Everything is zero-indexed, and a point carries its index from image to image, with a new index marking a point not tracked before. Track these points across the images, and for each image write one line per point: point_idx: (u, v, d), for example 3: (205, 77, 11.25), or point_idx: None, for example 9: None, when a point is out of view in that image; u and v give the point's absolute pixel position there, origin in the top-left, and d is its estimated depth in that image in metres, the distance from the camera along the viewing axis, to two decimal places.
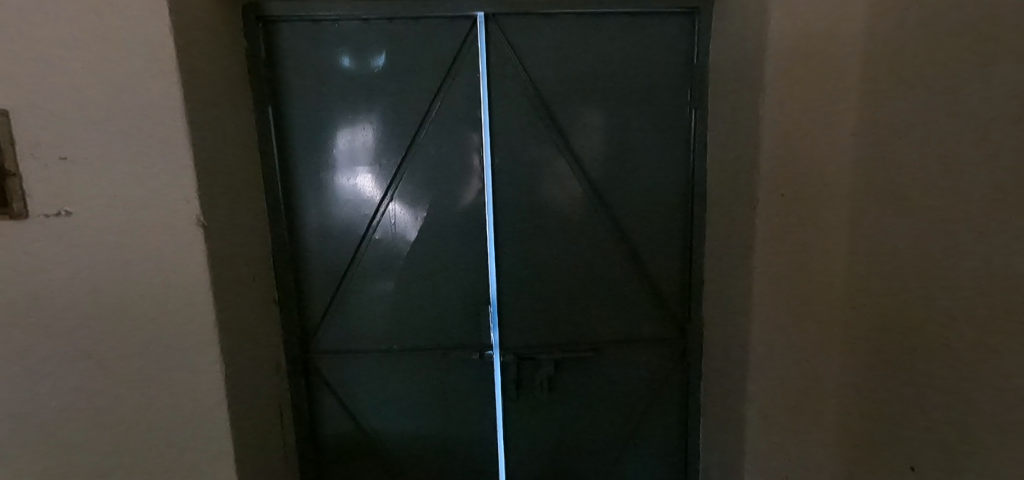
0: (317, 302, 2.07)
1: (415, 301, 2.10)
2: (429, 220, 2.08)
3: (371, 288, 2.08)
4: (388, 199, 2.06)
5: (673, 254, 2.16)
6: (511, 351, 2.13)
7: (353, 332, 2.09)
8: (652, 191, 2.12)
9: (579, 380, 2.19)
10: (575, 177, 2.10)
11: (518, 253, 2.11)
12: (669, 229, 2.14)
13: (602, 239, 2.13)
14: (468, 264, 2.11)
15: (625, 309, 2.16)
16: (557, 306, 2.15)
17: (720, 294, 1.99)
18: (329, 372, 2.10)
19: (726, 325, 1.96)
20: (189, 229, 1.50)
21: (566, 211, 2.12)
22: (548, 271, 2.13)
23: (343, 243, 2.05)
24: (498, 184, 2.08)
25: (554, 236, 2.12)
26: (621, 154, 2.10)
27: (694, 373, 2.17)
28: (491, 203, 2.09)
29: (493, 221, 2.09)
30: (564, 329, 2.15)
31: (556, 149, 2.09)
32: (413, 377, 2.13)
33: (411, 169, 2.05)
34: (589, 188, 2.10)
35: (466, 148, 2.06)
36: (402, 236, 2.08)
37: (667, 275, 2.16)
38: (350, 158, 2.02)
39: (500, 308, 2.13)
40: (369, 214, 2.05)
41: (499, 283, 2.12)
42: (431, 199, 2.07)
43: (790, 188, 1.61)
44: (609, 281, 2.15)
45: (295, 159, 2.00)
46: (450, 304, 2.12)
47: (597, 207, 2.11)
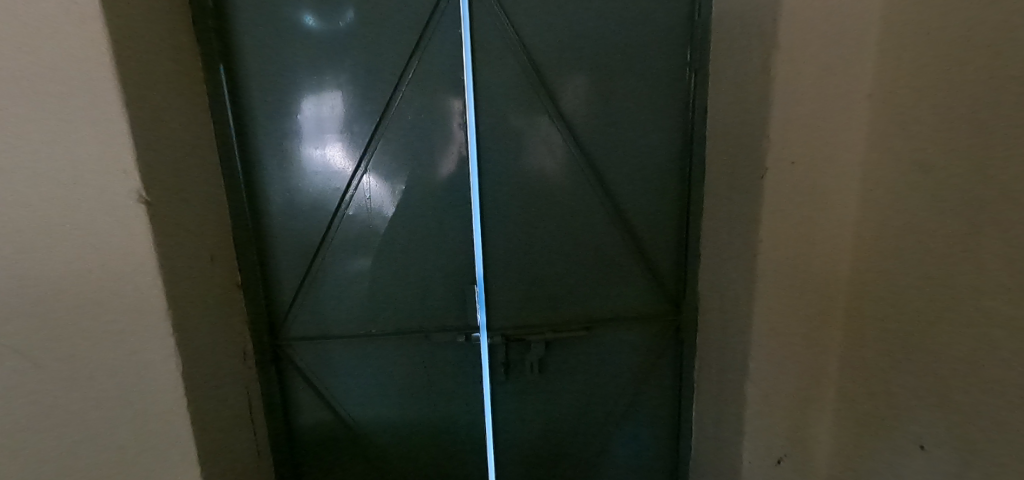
0: (286, 283, 1.91)
1: (395, 280, 1.96)
2: (407, 193, 1.91)
3: (347, 267, 1.93)
4: (361, 171, 1.88)
5: (669, 226, 2.02)
6: (498, 334, 2.00)
7: (328, 314, 1.95)
8: (646, 160, 1.96)
9: (570, 361, 2.08)
10: (565, 144, 1.93)
11: (504, 228, 1.96)
12: (663, 200, 2.00)
13: (593, 211, 1.99)
14: (450, 240, 1.95)
15: (618, 285, 2.04)
16: (547, 284, 2.01)
17: (720, 268, 1.88)
18: (302, 357, 1.97)
19: (726, 300, 1.86)
20: (129, 206, 1.33)
21: (555, 182, 1.96)
22: (537, 246, 1.99)
23: (313, 220, 1.89)
24: (482, 154, 1.91)
25: (542, 208, 1.97)
26: (615, 118, 1.93)
27: (687, 350, 2.08)
28: (474, 175, 1.92)
29: (476, 193, 1.93)
30: (554, 309, 2.03)
31: (545, 115, 1.91)
32: (394, 361, 2.02)
33: (386, 137, 1.86)
34: (581, 156, 1.94)
35: (446, 113, 1.87)
36: (377, 210, 1.91)
37: (663, 249, 2.04)
38: (317, 125, 1.82)
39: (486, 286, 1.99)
40: (341, 188, 1.88)
41: (484, 259, 1.98)
42: (409, 172, 1.90)
43: (799, 155, 1.52)
44: (602, 257, 2.02)
45: (255, 126, 1.80)
46: (432, 281, 1.97)
47: (589, 176, 1.96)
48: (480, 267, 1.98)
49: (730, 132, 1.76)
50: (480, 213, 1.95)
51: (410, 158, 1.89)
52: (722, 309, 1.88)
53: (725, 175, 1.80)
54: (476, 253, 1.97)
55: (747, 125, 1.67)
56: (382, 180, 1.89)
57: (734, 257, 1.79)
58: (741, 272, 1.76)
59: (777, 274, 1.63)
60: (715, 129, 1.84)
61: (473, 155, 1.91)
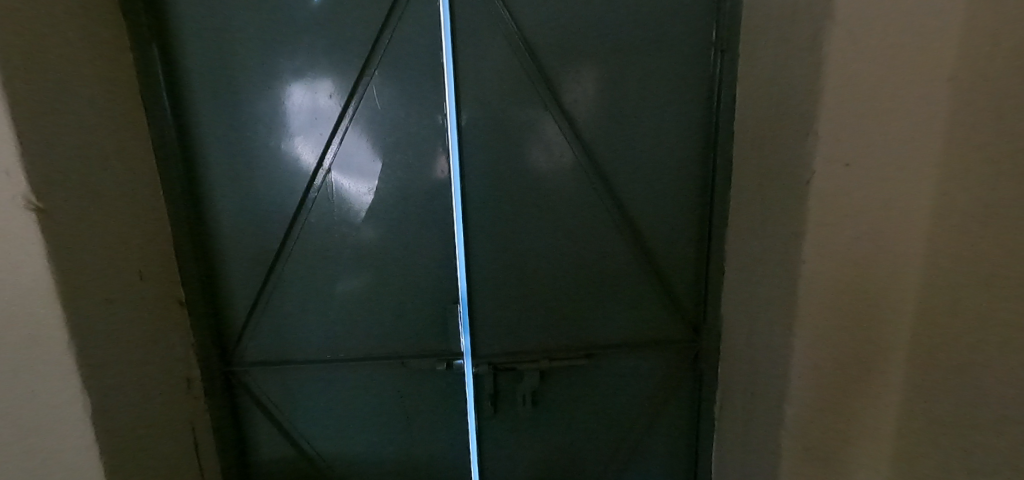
0: (239, 299, 1.65)
1: (364, 297, 1.69)
2: (378, 197, 1.64)
3: (309, 283, 1.67)
4: (325, 171, 1.61)
5: (687, 238, 1.72)
6: (484, 361, 1.71)
7: (288, 336, 1.69)
8: (659, 159, 1.66)
9: (568, 392, 1.79)
10: (564, 141, 1.64)
11: (492, 239, 1.68)
12: (680, 207, 1.69)
13: (596, 219, 1.69)
14: (429, 253, 1.68)
15: (626, 306, 1.75)
16: (542, 304, 1.73)
17: (746, 291, 1.55)
18: (259, 384, 1.71)
19: (753, 331, 1.53)
20: (19, 214, 1.09)
21: (552, 185, 1.67)
22: (530, 260, 1.70)
23: (269, 227, 1.62)
24: (466, 151, 1.62)
25: (537, 216, 1.68)
26: (623, 110, 1.62)
27: (705, 382, 1.78)
28: (457, 175, 1.64)
29: (459, 198, 1.65)
30: (550, 332, 1.74)
31: (541, 105, 1.61)
32: (365, 389, 1.75)
33: (352, 132, 1.59)
34: (583, 155, 1.65)
35: (423, 102, 1.59)
36: (344, 217, 1.64)
37: (679, 263, 1.74)
38: (271, 116, 1.56)
39: (471, 307, 1.71)
40: (300, 191, 1.61)
41: (468, 275, 1.70)
42: (380, 172, 1.62)
43: (854, 154, 1.19)
44: (606, 271, 1.72)
45: (198, 119, 1.55)
46: (408, 300, 1.70)
47: (592, 178, 1.66)
48: (464, 283, 1.70)
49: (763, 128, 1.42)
50: (464, 221, 1.67)
51: (381, 157, 1.61)
52: (748, 341, 1.56)
53: (755, 180, 1.47)
54: (459, 267, 1.69)
55: (784, 117, 1.33)
56: (349, 183, 1.62)
57: (764, 280, 1.46)
58: (773, 300, 1.42)
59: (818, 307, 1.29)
60: (743, 123, 1.52)
61: (455, 153, 1.63)
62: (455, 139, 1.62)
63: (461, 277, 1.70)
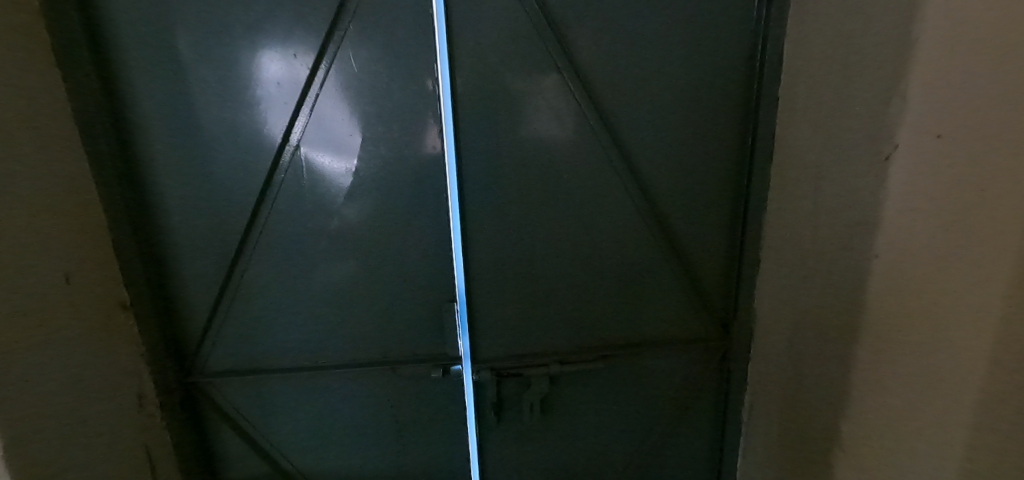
0: (198, 299, 1.41)
1: (345, 295, 1.45)
2: (358, 178, 1.38)
3: (279, 280, 1.43)
4: (293, 147, 1.34)
5: (718, 223, 1.49)
6: (486, 367, 1.50)
7: (258, 341, 1.46)
8: (690, 132, 1.42)
9: (580, 398, 1.59)
10: (577, 111, 1.39)
11: (493, 226, 1.44)
12: (712, 187, 1.46)
13: (614, 203, 1.46)
14: (421, 243, 1.44)
15: (646, 301, 1.54)
16: (551, 301, 1.51)
17: (790, 286, 1.34)
18: (227, 397, 1.48)
19: (798, 333, 1.32)
20: None
21: (563, 163, 1.42)
22: (538, 250, 1.48)
23: (229, 215, 1.37)
24: (462, 123, 1.36)
25: (545, 199, 1.44)
26: (649, 73, 1.37)
27: (734, 385, 1.58)
28: (452, 152, 1.39)
29: (454, 179, 1.40)
30: (560, 332, 1.53)
31: (552, 67, 1.35)
32: (349, 400, 1.53)
33: (324, 101, 1.32)
34: (599, 128, 1.40)
35: (410, 63, 1.31)
36: (318, 202, 1.39)
37: (708, 251, 1.52)
38: (224, 81, 1.28)
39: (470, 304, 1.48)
40: (265, 173, 1.35)
41: (466, 268, 1.47)
42: (359, 149, 1.36)
43: (951, 124, 0.89)
44: (624, 262, 1.50)
45: (135, 84, 1.27)
46: (396, 298, 1.47)
47: (610, 155, 1.42)
48: (462, 278, 1.47)
49: (822, 92, 1.18)
50: (460, 206, 1.42)
51: (359, 130, 1.35)
52: (790, 344, 1.35)
53: (807, 156, 1.24)
54: (456, 259, 1.46)
55: (852, 78, 1.09)
56: (323, 162, 1.36)
57: (813, 275, 1.25)
58: (825, 299, 1.20)
59: (885, 313, 1.05)
60: (794, 87, 1.28)
61: (449, 126, 1.37)
62: (448, 108, 1.36)
63: (458, 270, 1.47)
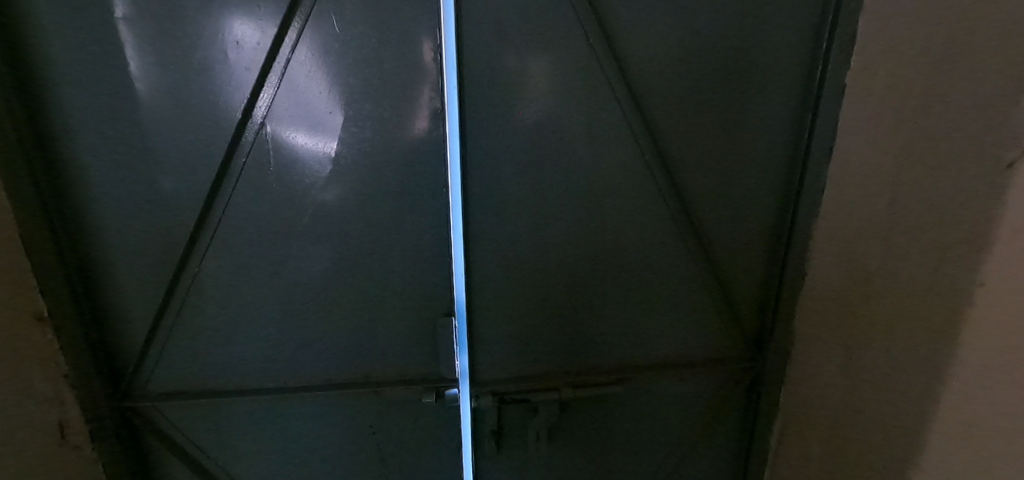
0: (137, 308, 1.15)
1: (321, 306, 1.22)
2: (338, 163, 1.13)
3: (240, 286, 1.18)
4: (257, 123, 1.08)
5: (758, 228, 1.30)
6: (486, 391, 1.29)
7: (213, 358, 1.21)
8: (735, 123, 1.21)
9: (592, 424, 1.39)
10: (606, 91, 1.16)
11: (500, 226, 1.22)
12: (755, 187, 1.26)
13: (642, 202, 1.24)
14: (414, 243, 1.20)
15: (671, 317, 1.34)
16: (564, 314, 1.30)
17: (843, 307, 1.15)
18: (175, 422, 1.24)
19: (852, 362, 1.13)
20: None
21: (586, 154, 1.19)
22: (551, 255, 1.26)
23: (175, 208, 1.11)
24: (468, 102, 1.12)
25: (563, 196, 1.22)
26: (693, 50, 1.14)
27: (762, 410, 1.41)
28: (455, 139, 1.15)
29: (456, 168, 1.16)
30: (572, 350, 1.32)
31: (580, 39, 1.11)
32: (323, 427, 1.30)
33: (296, 66, 1.06)
34: (630, 113, 1.17)
35: (406, 26, 1.06)
36: (288, 190, 1.13)
37: (743, 262, 1.32)
38: (167, 39, 1.01)
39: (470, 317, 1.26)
40: (221, 156, 1.09)
41: (466, 275, 1.24)
42: (340, 128, 1.11)
43: None
44: (649, 272, 1.30)
45: (47, 35, 0.98)
46: (383, 307, 1.24)
47: (641, 146, 1.20)
48: (461, 285, 1.24)
49: (908, 78, 0.97)
50: (462, 200, 1.19)
51: (340, 105, 1.09)
52: (841, 374, 1.17)
53: (880, 157, 1.03)
54: (454, 263, 1.23)
55: (959, 62, 0.87)
56: (294, 142, 1.11)
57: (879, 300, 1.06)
58: (896, 328, 1.02)
59: (984, 356, 0.85)
60: (869, 72, 1.06)
61: (451, 103, 1.12)
62: (450, 81, 1.11)
63: (457, 276, 1.24)
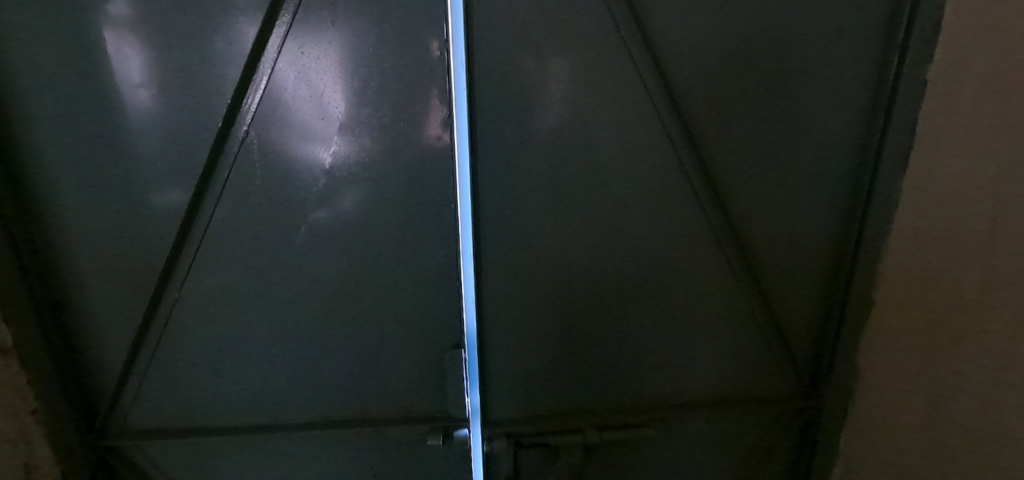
0: (114, 339, 1.04)
1: (315, 336, 1.09)
2: (332, 176, 1.00)
3: (227, 314, 1.06)
4: (241, 130, 0.96)
5: (815, 249, 1.12)
6: (500, 432, 1.15)
7: (198, 393, 1.09)
8: (787, 127, 1.03)
9: (620, 468, 1.24)
10: (639, 92, 1.00)
11: (515, 246, 1.07)
12: (812, 202, 1.09)
13: (679, 219, 1.09)
14: (418, 266, 1.07)
15: (710, 350, 1.18)
16: (587, 343, 1.15)
17: (921, 348, 0.97)
18: (159, 462, 1.13)
19: (933, 414, 0.95)
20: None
21: (614, 165, 1.04)
22: (573, 278, 1.11)
23: (153, 229, 0.99)
24: (478, 108, 0.98)
25: (586, 212, 1.07)
26: (744, 44, 0.97)
27: (817, 455, 1.23)
28: (464, 149, 1.01)
29: (466, 179, 1.02)
30: (597, 386, 1.17)
31: (607, 34, 0.96)
32: (321, 469, 1.17)
33: (284, 65, 0.93)
34: (668, 117, 1.01)
35: (407, 22, 0.92)
36: (276, 206, 1.01)
37: (794, 288, 1.15)
38: (139, 46, 0.89)
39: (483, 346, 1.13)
40: (202, 172, 0.97)
41: (478, 300, 1.10)
42: (332, 135, 0.98)
43: None
44: (684, 299, 1.14)
45: (3, 34, 0.87)
46: (384, 337, 1.10)
47: (679, 156, 1.04)
48: (471, 311, 1.10)
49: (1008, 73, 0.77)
50: (472, 216, 1.05)
51: (332, 110, 0.96)
52: (917, 427, 0.98)
53: (970, 170, 0.84)
54: (464, 287, 1.09)
55: None
56: (285, 155, 0.98)
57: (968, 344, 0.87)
58: (994, 381, 0.83)
59: None
60: (952, 66, 0.87)
61: (460, 107, 0.98)
62: (460, 82, 0.96)
63: (468, 302, 1.10)
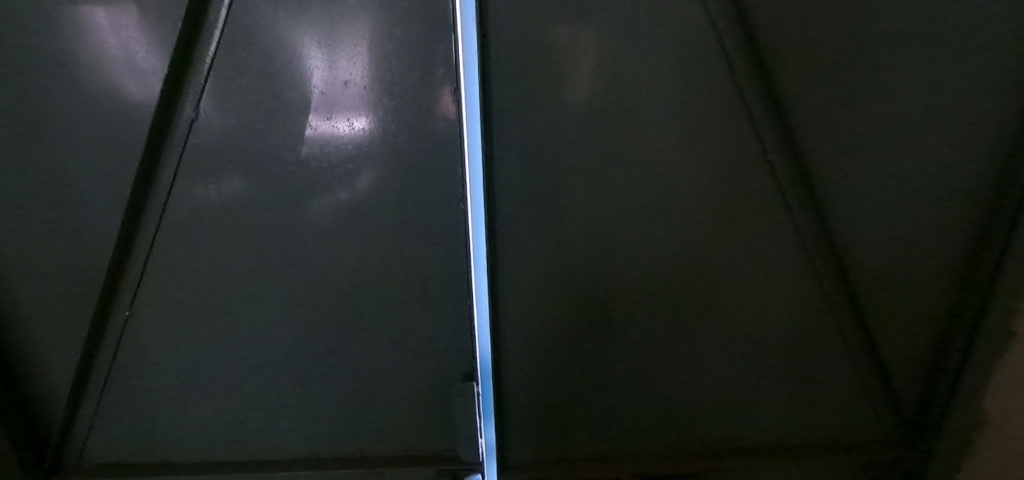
0: (57, 368, 0.87)
1: (297, 363, 0.90)
2: (310, 165, 0.79)
3: (190, 338, 0.88)
4: (189, 108, 0.74)
5: (940, 262, 0.83)
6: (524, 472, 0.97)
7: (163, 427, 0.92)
8: (902, 101, 0.76)
9: None
10: (714, 62, 0.76)
11: (540, 257, 0.87)
12: (949, 202, 0.79)
13: (750, 220, 0.84)
14: (423, 280, 0.86)
15: (779, 385, 0.94)
16: (627, 370, 0.93)
17: None
18: None
19: None
20: None
21: (673, 157, 0.81)
22: (613, 296, 0.89)
23: (88, 238, 0.80)
24: (490, 79, 0.76)
25: (634, 217, 0.84)
26: None
27: None
28: (476, 134, 0.79)
29: (478, 173, 0.81)
30: (636, 422, 0.97)
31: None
32: None
33: (243, 22, 0.71)
34: (752, 92, 0.77)
35: None
36: (243, 202, 0.80)
37: (896, 313, 0.87)
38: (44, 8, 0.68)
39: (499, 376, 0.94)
40: (142, 166, 0.77)
41: (494, 323, 0.90)
42: (312, 113, 0.76)
43: None
44: (749, 322, 0.90)
45: None
46: (383, 364, 0.91)
47: (764, 144, 0.79)
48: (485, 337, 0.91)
49: None
50: (485, 219, 0.84)
51: (309, 80, 0.75)
52: None
53: None
54: (477, 309, 0.89)
55: None
56: (252, 143, 0.77)
57: None
58: None
59: None
60: None
61: (469, 81, 0.76)
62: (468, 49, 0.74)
63: (481, 325, 0.90)
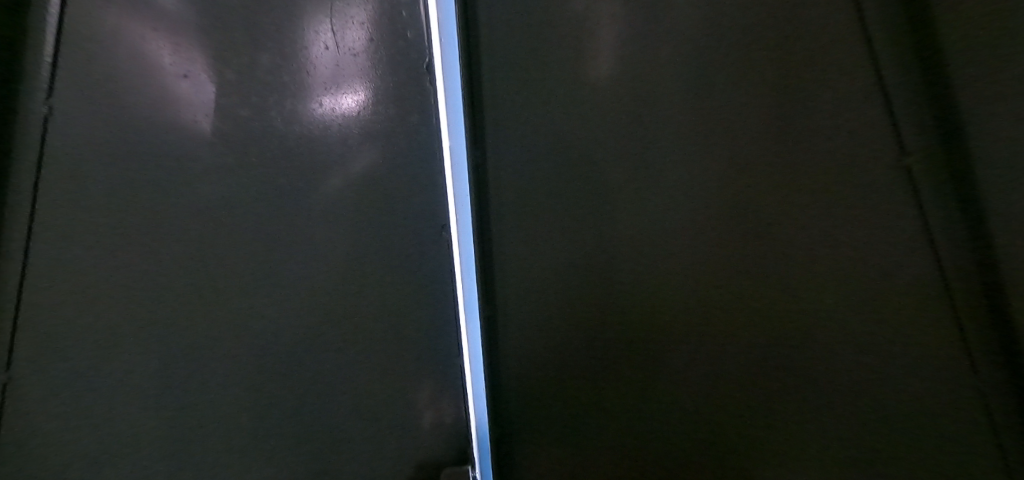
0: None
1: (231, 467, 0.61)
2: (284, 166, 0.68)
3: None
4: (39, 101, 0.61)
5: None
6: None
7: None
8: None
9: None
10: (763, 22, 0.58)
11: (530, 264, 0.72)
12: None
13: (866, 233, 0.50)
14: (396, 301, 0.70)
15: None
16: (671, 467, 0.61)
17: None
18: None
19: None
20: None
21: (721, 152, 0.59)
22: (628, 341, 0.64)
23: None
24: (477, 82, 0.79)
25: (672, 233, 0.62)
26: None
27: None
28: (463, 134, 0.78)
29: (461, 160, 0.77)
30: None
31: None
32: None
33: (243, 21, 0.70)
34: (879, 50, 0.51)
35: None
36: (152, 213, 0.62)
37: None
38: None
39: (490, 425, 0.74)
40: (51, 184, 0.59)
41: (488, 342, 0.76)
42: (308, 101, 0.70)
43: None
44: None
45: None
46: (353, 434, 0.66)
47: (901, 138, 0.49)
48: (479, 362, 0.75)
49: None
50: (474, 210, 0.78)
51: (305, 71, 0.71)
52: None
53: None
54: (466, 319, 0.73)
55: None
56: (230, 142, 0.66)
57: None
58: None
59: None
60: None
61: (450, 66, 0.79)
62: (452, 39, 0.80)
63: (473, 344, 0.75)
